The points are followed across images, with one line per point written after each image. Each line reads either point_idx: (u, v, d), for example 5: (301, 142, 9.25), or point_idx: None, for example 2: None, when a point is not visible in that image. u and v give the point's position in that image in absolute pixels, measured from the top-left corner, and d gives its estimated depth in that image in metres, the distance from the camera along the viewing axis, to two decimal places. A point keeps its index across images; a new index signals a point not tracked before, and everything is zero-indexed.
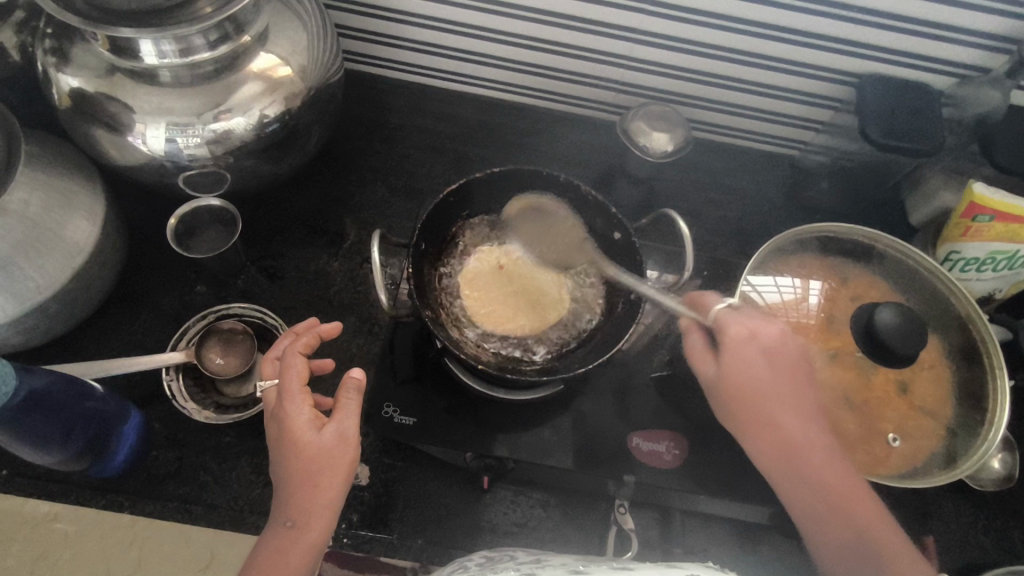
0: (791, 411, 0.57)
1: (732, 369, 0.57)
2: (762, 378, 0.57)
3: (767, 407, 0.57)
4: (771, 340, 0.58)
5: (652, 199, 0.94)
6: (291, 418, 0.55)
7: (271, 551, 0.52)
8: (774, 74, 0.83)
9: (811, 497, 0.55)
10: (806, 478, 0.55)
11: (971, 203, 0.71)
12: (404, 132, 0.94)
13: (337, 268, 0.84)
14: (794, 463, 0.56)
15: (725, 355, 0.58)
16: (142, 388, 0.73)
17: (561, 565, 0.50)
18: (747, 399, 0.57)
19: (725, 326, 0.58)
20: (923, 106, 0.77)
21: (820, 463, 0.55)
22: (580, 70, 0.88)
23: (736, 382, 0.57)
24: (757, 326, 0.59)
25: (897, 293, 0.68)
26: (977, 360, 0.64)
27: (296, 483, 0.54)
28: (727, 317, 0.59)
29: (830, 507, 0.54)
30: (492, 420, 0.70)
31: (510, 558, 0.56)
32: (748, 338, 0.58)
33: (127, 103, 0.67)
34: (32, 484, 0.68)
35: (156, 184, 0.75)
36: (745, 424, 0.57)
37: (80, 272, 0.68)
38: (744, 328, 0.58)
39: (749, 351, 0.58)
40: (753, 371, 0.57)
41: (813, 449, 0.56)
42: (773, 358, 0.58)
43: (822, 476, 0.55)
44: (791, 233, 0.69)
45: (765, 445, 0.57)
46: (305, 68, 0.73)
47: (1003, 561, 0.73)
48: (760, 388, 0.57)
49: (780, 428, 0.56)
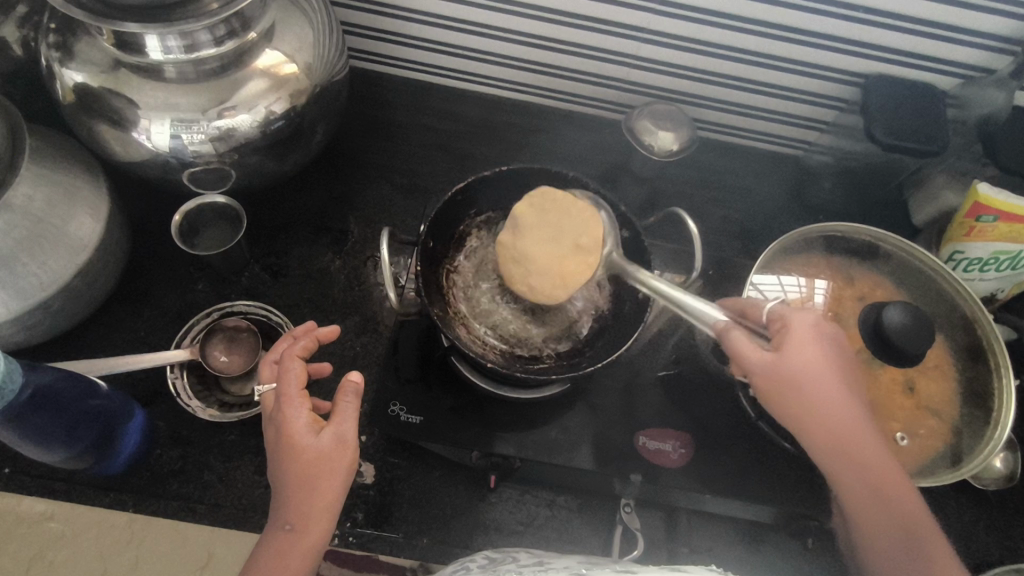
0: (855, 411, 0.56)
1: (801, 366, 0.55)
2: (832, 374, 0.56)
3: (827, 406, 0.55)
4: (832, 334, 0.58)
5: (655, 199, 0.94)
6: (289, 422, 0.54)
7: (270, 554, 0.52)
8: (780, 74, 0.83)
9: (866, 498, 0.56)
10: (868, 478, 0.55)
11: (975, 204, 0.71)
12: (408, 129, 0.94)
13: (341, 266, 0.84)
14: (862, 465, 0.55)
15: (789, 353, 0.56)
16: (145, 386, 0.73)
17: (565, 567, 0.49)
18: (819, 402, 0.55)
19: (790, 320, 0.57)
20: (928, 107, 0.77)
21: (882, 466, 0.55)
22: (586, 69, 0.88)
23: (810, 380, 0.55)
24: (818, 321, 0.58)
25: (902, 293, 0.68)
26: (983, 360, 0.64)
27: (294, 487, 0.53)
28: (786, 314, 0.58)
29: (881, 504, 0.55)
30: (498, 419, 0.69)
31: (514, 558, 0.55)
32: (814, 330, 0.57)
33: (132, 98, 0.66)
34: (33, 482, 0.67)
35: (160, 180, 0.75)
36: (807, 424, 0.56)
37: (83, 269, 0.68)
38: (807, 322, 0.57)
39: (818, 344, 0.56)
40: (823, 369, 0.55)
41: (877, 453, 0.56)
42: (836, 354, 0.57)
43: (878, 475, 0.55)
44: (796, 233, 0.69)
45: (832, 448, 0.56)
46: (310, 65, 0.72)
47: (1005, 561, 0.73)
48: (833, 387, 0.55)
49: (851, 431, 0.56)
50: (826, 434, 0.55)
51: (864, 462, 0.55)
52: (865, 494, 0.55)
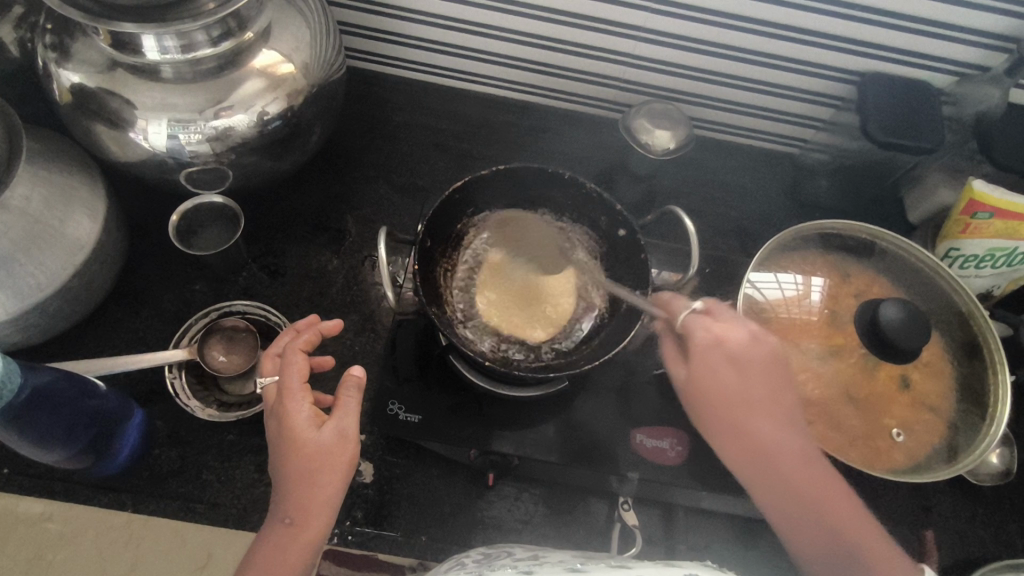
0: (766, 415, 0.56)
1: (700, 374, 0.56)
2: (730, 384, 0.56)
3: (740, 410, 0.55)
4: (741, 346, 0.57)
5: (652, 198, 0.94)
6: (291, 414, 0.55)
7: (269, 548, 0.52)
8: (776, 72, 0.84)
9: (779, 498, 0.54)
10: (772, 481, 0.54)
11: (971, 200, 0.72)
12: (405, 129, 0.94)
13: (339, 265, 0.84)
14: (771, 474, 0.54)
15: (694, 363, 0.57)
16: (144, 385, 0.73)
17: (557, 562, 0.49)
18: (722, 407, 0.56)
19: (692, 332, 0.57)
20: (922, 104, 0.78)
21: (787, 466, 0.54)
22: (581, 68, 0.88)
23: (711, 388, 0.56)
24: (725, 331, 0.57)
25: (898, 290, 0.69)
26: (978, 356, 0.65)
27: (295, 480, 0.53)
28: (694, 323, 0.58)
29: (792, 505, 0.53)
30: (497, 417, 0.70)
31: (508, 555, 0.56)
32: (716, 342, 0.57)
33: (128, 99, 0.66)
34: (33, 483, 0.68)
35: (156, 180, 0.75)
36: (722, 431, 0.55)
37: (81, 270, 0.68)
38: (710, 333, 0.57)
39: (713, 355, 0.56)
40: (720, 378, 0.56)
41: (782, 454, 0.54)
42: (740, 364, 0.56)
43: (789, 476, 0.54)
44: (793, 230, 0.69)
45: (737, 452, 0.55)
46: (307, 65, 0.72)
47: (1002, 556, 0.74)
48: (733, 394, 0.55)
49: (759, 440, 0.55)
50: (730, 440, 0.55)
51: (774, 469, 0.54)
52: (776, 492, 0.53)
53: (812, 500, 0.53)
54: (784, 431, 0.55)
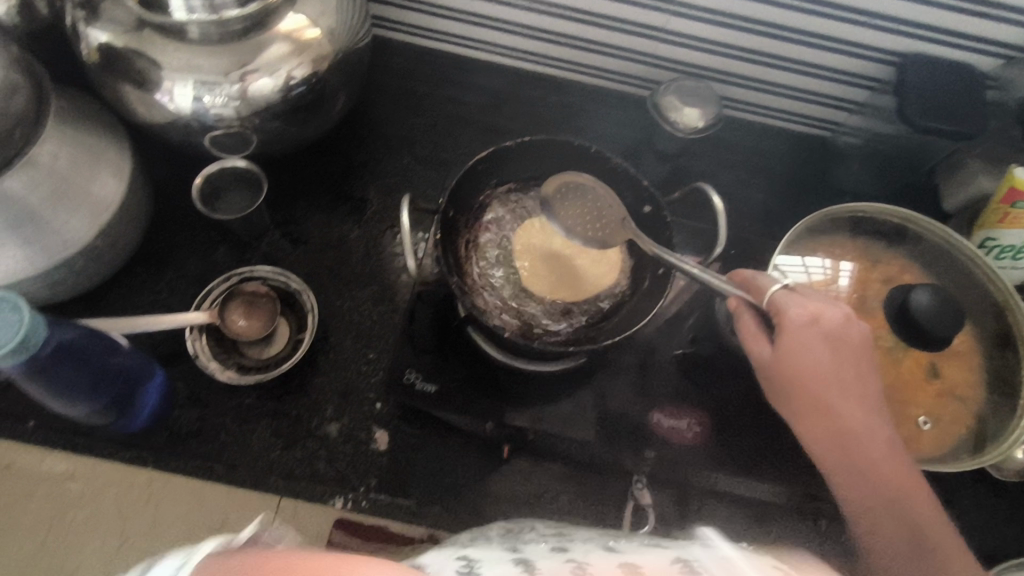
0: (845, 396, 0.55)
1: (792, 355, 0.55)
2: (824, 365, 0.55)
3: (827, 392, 0.55)
4: (834, 326, 0.55)
5: (678, 177, 0.92)
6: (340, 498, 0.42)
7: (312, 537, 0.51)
8: (812, 51, 0.81)
9: (864, 491, 0.55)
10: (861, 470, 0.55)
11: (1010, 188, 0.69)
12: (429, 100, 0.93)
13: (360, 235, 0.84)
14: (851, 459, 0.55)
15: (783, 341, 0.55)
16: (165, 346, 0.74)
17: (593, 540, 0.51)
18: (806, 388, 0.55)
19: (784, 308, 0.55)
20: (966, 88, 0.75)
21: (876, 455, 0.55)
22: (612, 43, 0.86)
23: (801, 370, 0.55)
24: (820, 310, 0.56)
25: (930, 277, 0.67)
26: (1011, 347, 0.63)
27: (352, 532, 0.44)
28: (785, 300, 0.56)
29: (867, 489, 0.55)
30: (513, 391, 0.69)
31: (533, 530, 0.58)
32: (811, 322, 0.55)
33: (155, 60, 0.66)
34: (58, 436, 0.69)
35: (182, 143, 0.75)
36: (801, 406, 0.56)
37: (106, 230, 0.68)
38: (806, 311, 0.55)
39: (809, 337, 0.55)
40: (813, 359, 0.55)
41: (867, 440, 0.55)
42: (835, 344, 0.55)
43: (870, 463, 0.55)
44: (825, 213, 0.67)
45: (825, 441, 0.56)
46: (333, 30, 0.71)
47: (1022, 553, 0.72)
48: (819, 375, 0.55)
49: (844, 420, 0.55)
50: (811, 419, 0.56)
51: (856, 453, 0.55)
52: (863, 484, 0.55)
53: (895, 493, 0.54)
54: (877, 419, 0.56)
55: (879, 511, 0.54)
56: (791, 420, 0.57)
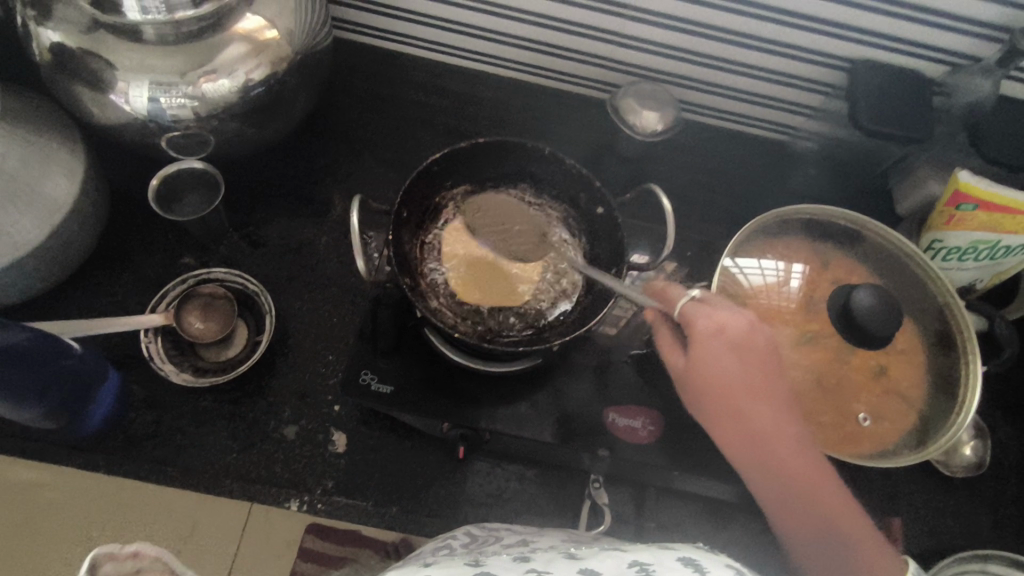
0: (754, 401, 0.55)
1: (701, 363, 0.55)
2: (733, 372, 0.55)
3: (740, 400, 0.55)
4: (741, 333, 0.56)
5: (640, 180, 0.94)
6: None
7: None
8: (767, 56, 0.83)
9: (783, 496, 0.54)
10: (775, 470, 0.55)
11: (956, 192, 0.71)
12: (394, 104, 0.94)
13: (322, 237, 0.84)
14: (769, 464, 0.55)
15: (693, 350, 0.56)
16: (120, 349, 0.73)
17: (552, 547, 0.50)
18: (719, 396, 0.55)
19: (693, 319, 0.56)
20: (914, 94, 0.77)
21: (789, 455, 0.55)
22: (574, 47, 0.87)
23: (712, 378, 0.55)
24: (725, 319, 0.56)
25: (877, 278, 0.68)
26: (952, 345, 0.65)
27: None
28: (694, 312, 0.57)
29: (782, 488, 0.54)
30: (469, 391, 0.70)
31: (496, 540, 0.59)
32: (717, 331, 0.56)
33: (109, 60, 0.66)
34: (7, 441, 0.68)
35: (138, 144, 0.74)
36: (716, 414, 0.56)
37: (58, 232, 0.68)
38: (712, 320, 0.56)
39: (716, 346, 0.55)
40: (723, 367, 0.55)
41: (779, 441, 0.55)
42: (742, 352, 0.56)
43: (784, 463, 0.54)
44: (776, 215, 0.69)
45: (742, 447, 0.55)
46: (292, 32, 0.71)
47: (969, 546, 0.74)
48: (732, 383, 0.55)
49: (757, 427, 0.55)
50: (726, 425, 0.56)
51: (771, 458, 0.55)
52: (781, 488, 0.54)
53: (809, 488, 0.54)
54: (788, 418, 0.56)
55: (794, 506, 0.54)
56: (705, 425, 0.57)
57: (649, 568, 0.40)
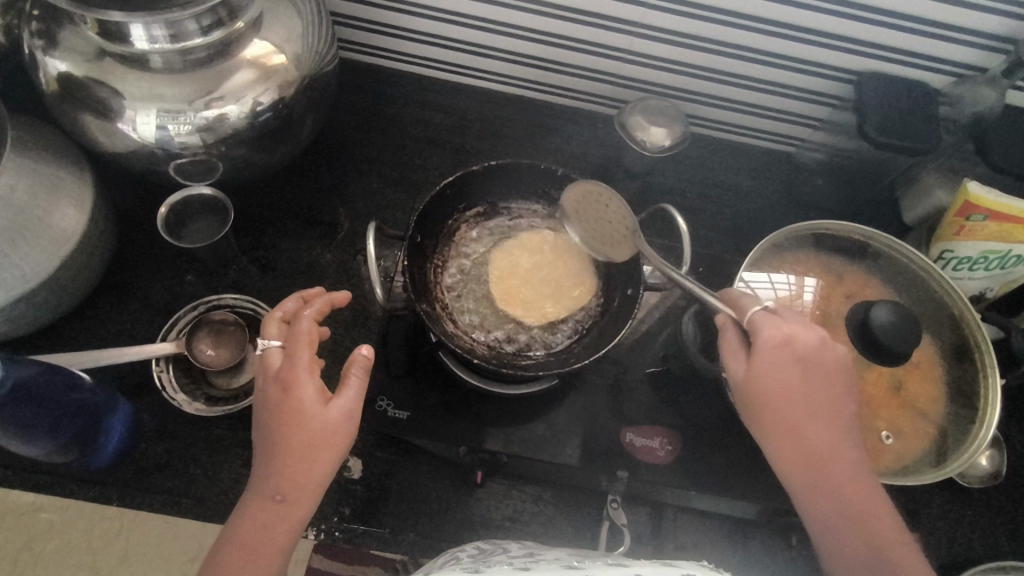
0: (811, 415, 0.56)
1: (766, 373, 0.56)
2: (795, 383, 0.55)
3: (793, 412, 0.56)
4: (808, 347, 0.56)
5: (648, 194, 0.94)
6: (291, 358, 0.55)
7: (258, 519, 0.52)
8: (773, 70, 0.83)
9: (827, 509, 0.54)
10: (822, 483, 0.55)
11: (966, 202, 0.72)
12: (399, 122, 0.93)
13: (330, 258, 0.83)
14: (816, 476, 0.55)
15: (759, 359, 0.56)
16: (130, 378, 0.72)
17: (554, 560, 0.53)
18: (774, 405, 0.56)
19: (760, 329, 0.56)
20: (920, 104, 0.78)
21: (841, 473, 0.55)
22: (578, 63, 0.87)
23: (772, 388, 0.56)
24: (794, 332, 0.57)
25: (890, 291, 0.68)
26: (969, 358, 0.65)
27: (270, 418, 0.54)
28: (762, 320, 0.57)
29: (830, 503, 0.54)
30: (485, 414, 0.69)
31: (504, 550, 0.60)
32: (785, 343, 0.56)
33: (117, 89, 0.65)
34: (18, 476, 0.67)
35: (146, 171, 0.74)
36: (766, 423, 0.56)
37: (67, 261, 0.67)
38: (780, 333, 0.56)
39: (783, 359, 0.56)
40: (785, 378, 0.55)
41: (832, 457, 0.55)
42: (808, 366, 0.56)
43: (834, 480, 0.55)
44: (788, 230, 0.69)
45: (789, 457, 0.55)
46: (299, 56, 0.71)
47: (990, 558, 0.74)
48: (789, 393, 0.55)
49: (806, 438, 0.55)
50: (779, 439, 0.56)
51: (819, 469, 0.55)
52: (824, 501, 0.54)
53: (857, 507, 0.54)
54: (839, 436, 0.56)
55: (840, 522, 0.54)
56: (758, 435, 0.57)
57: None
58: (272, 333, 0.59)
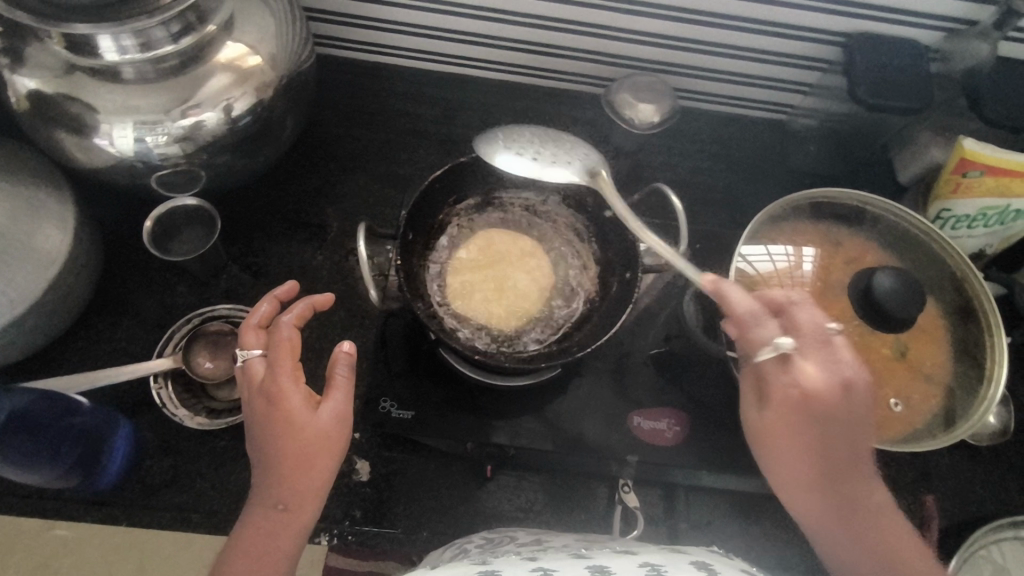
0: (841, 471, 0.53)
1: (777, 427, 0.54)
2: (812, 440, 0.53)
3: (815, 468, 0.53)
4: (832, 400, 0.52)
5: (639, 173, 0.92)
6: (273, 367, 0.54)
7: (260, 530, 0.51)
8: (759, 37, 0.81)
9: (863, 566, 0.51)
10: (854, 537, 0.52)
11: (962, 159, 0.70)
12: (381, 117, 0.91)
13: (322, 260, 0.82)
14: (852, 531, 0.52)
15: (771, 412, 0.54)
16: (130, 396, 0.71)
17: (564, 548, 0.52)
18: (796, 458, 0.53)
19: (768, 380, 0.54)
20: (911, 62, 0.76)
21: (871, 526, 0.52)
22: (560, 43, 0.85)
23: (790, 444, 0.53)
24: (809, 382, 0.53)
25: (889, 255, 0.68)
26: (973, 319, 0.64)
27: (262, 431, 0.53)
28: (773, 371, 0.54)
29: (867, 555, 0.51)
30: (489, 408, 0.69)
31: (511, 539, 0.60)
32: (799, 399, 0.53)
33: (89, 103, 0.64)
34: (28, 503, 0.66)
35: (127, 185, 0.72)
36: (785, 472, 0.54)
37: (55, 284, 0.66)
38: (795, 386, 0.53)
39: (799, 415, 0.53)
40: (802, 433, 0.53)
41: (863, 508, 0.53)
42: (827, 420, 0.52)
43: (866, 536, 0.52)
44: (784, 201, 0.67)
45: (824, 515, 0.53)
46: (274, 55, 0.69)
47: (1001, 514, 0.74)
48: (808, 449, 0.53)
49: (837, 492, 0.53)
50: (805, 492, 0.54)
51: (853, 524, 0.52)
52: (860, 558, 0.51)
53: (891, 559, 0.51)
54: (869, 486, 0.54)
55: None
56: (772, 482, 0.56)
57: (662, 569, 0.43)
58: (251, 342, 0.58)
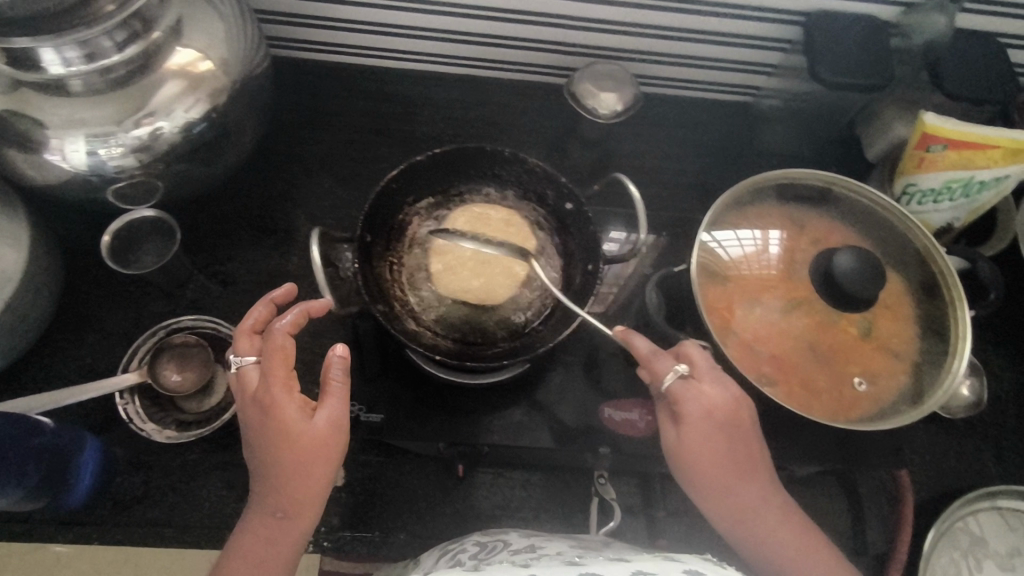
0: (741, 478, 0.57)
1: (693, 442, 0.56)
2: (719, 451, 0.56)
3: (721, 475, 0.57)
4: (727, 411, 0.56)
5: (607, 163, 0.92)
6: (266, 377, 0.53)
7: (262, 536, 0.53)
8: (718, 20, 0.81)
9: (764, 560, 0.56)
10: (758, 535, 0.57)
11: (923, 134, 0.70)
12: (344, 117, 0.90)
13: (290, 265, 0.81)
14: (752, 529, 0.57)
15: (683, 427, 0.57)
16: (99, 413, 0.71)
17: (556, 555, 0.51)
18: (705, 468, 0.56)
19: (681, 401, 0.56)
20: (870, 38, 0.76)
21: (772, 524, 0.57)
22: (519, 35, 0.84)
23: (702, 455, 0.56)
24: (714, 400, 0.56)
25: (854, 234, 0.67)
26: (938, 294, 0.64)
27: (259, 440, 0.53)
28: (682, 391, 0.56)
29: (769, 549, 0.56)
30: (461, 406, 0.68)
31: (504, 547, 0.58)
32: (708, 414, 0.56)
33: (37, 119, 0.62)
34: None
35: (84, 200, 0.71)
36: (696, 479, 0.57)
37: (13, 303, 0.65)
38: (701, 405, 0.56)
39: (707, 427, 0.56)
40: (709, 447, 0.56)
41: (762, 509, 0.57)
42: (730, 432, 0.56)
43: (768, 534, 0.57)
44: (748, 184, 0.67)
45: (726, 516, 0.57)
46: (226, 60, 0.68)
47: (976, 485, 0.75)
48: (713, 459, 0.56)
49: (737, 495, 0.57)
50: (712, 497, 0.57)
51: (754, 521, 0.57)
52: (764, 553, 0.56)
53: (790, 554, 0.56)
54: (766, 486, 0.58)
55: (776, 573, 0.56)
56: (692, 492, 0.59)
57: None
58: (245, 349, 0.57)
